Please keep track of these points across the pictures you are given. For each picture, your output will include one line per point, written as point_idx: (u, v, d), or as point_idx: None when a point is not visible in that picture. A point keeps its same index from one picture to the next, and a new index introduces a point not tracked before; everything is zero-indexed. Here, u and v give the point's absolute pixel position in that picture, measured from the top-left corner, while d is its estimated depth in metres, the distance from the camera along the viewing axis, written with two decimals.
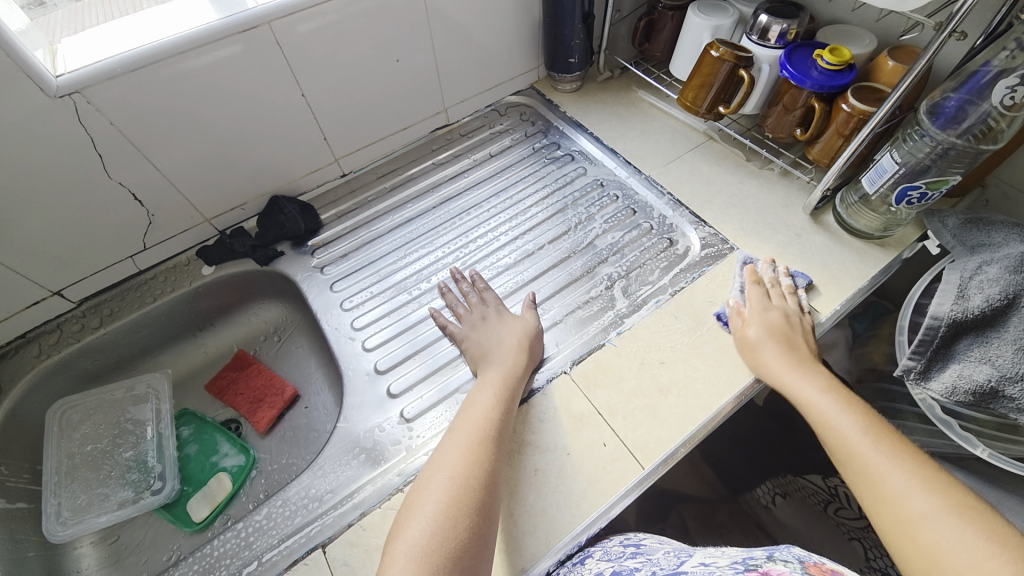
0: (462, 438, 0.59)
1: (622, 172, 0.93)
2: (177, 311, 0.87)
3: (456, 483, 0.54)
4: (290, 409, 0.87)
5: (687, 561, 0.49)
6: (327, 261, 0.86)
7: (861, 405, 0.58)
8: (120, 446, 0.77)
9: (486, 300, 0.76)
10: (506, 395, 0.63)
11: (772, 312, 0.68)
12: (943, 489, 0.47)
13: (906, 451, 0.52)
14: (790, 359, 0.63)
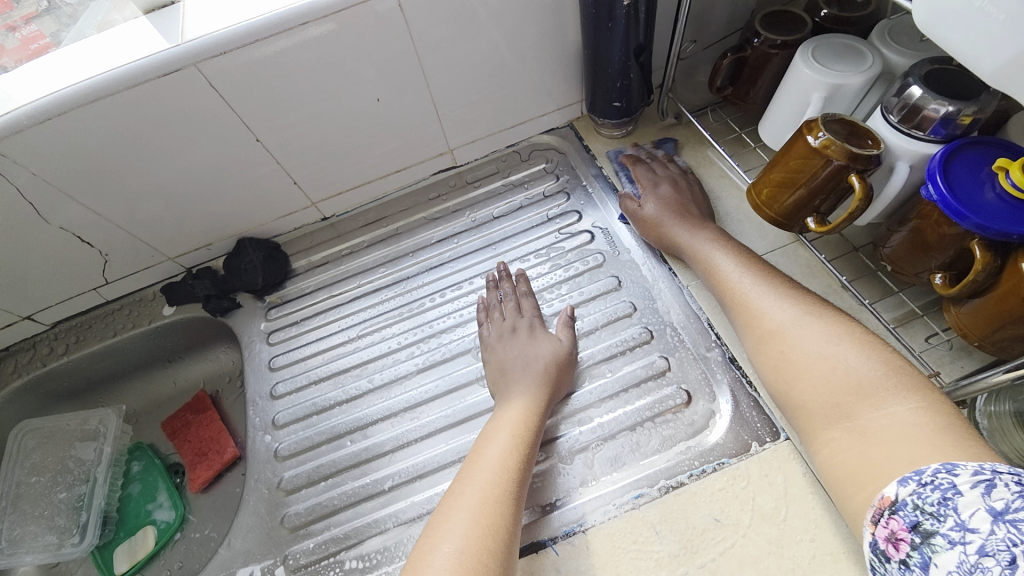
0: (474, 488, 0.49)
1: (650, 271, 0.69)
2: (141, 345, 0.83)
3: (468, 560, 0.43)
4: (229, 471, 0.81)
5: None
6: (278, 325, 0.76)
7: (774, 273, 0.57)
8: (58, 484, 0.76)
9: (522, 310, 0.68)
10: (526, 437, 0.55)
11: (663, 187, 0.69)
12: (872, 344, 0.46)
13: (829, 312, 0.50)
14: (682, 220, 0.65)
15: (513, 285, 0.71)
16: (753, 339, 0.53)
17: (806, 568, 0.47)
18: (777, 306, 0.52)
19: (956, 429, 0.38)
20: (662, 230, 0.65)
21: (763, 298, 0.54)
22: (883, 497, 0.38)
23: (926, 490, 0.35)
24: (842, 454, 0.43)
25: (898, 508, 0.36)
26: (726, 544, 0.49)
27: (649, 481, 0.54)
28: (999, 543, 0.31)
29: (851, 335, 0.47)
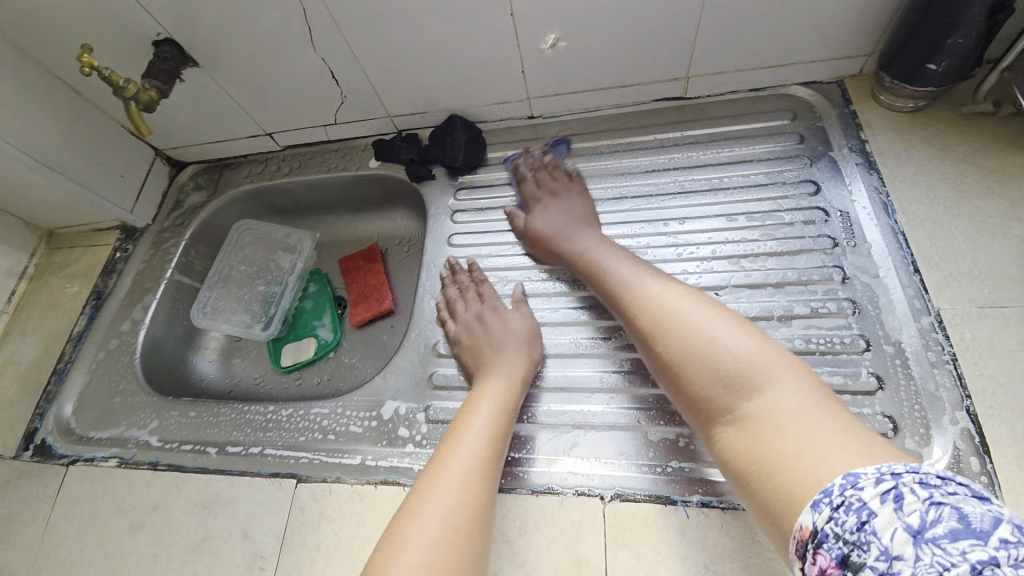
0: (457, 464, 0.50)
1: (889, 277, 0.58)
2: (342, 188, 0.93)
3: (447, 529, 0.44)
4: (381, 319, 0.90)
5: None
6: (464, 207, 0.79)
7: (658, 270, 0.59)
8: (260, 278, 0.91)
9: (482, 296, 0.68)
10: (505, 416, 0.55)
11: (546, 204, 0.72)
12: (760, 333, 0.48)
13: (719, 305, 0.52)
14: (587, 244, 0.66)
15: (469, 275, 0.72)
16: (641, 337, 0.54)
17: None
18: (685, 298, 0.52)
19: (823, 398, 0.42)
20: (551, 241, 0.69)
21: (658, 292, 0.55)
22: (803, 527, 0.36)
23: (840, 513, 0.34)
24: (732, 448, 0.44)
25: (822, 540, 0.34)
26: None
27: None
28: (926, 567, 0.30)
29: (735, 325, 0.49)
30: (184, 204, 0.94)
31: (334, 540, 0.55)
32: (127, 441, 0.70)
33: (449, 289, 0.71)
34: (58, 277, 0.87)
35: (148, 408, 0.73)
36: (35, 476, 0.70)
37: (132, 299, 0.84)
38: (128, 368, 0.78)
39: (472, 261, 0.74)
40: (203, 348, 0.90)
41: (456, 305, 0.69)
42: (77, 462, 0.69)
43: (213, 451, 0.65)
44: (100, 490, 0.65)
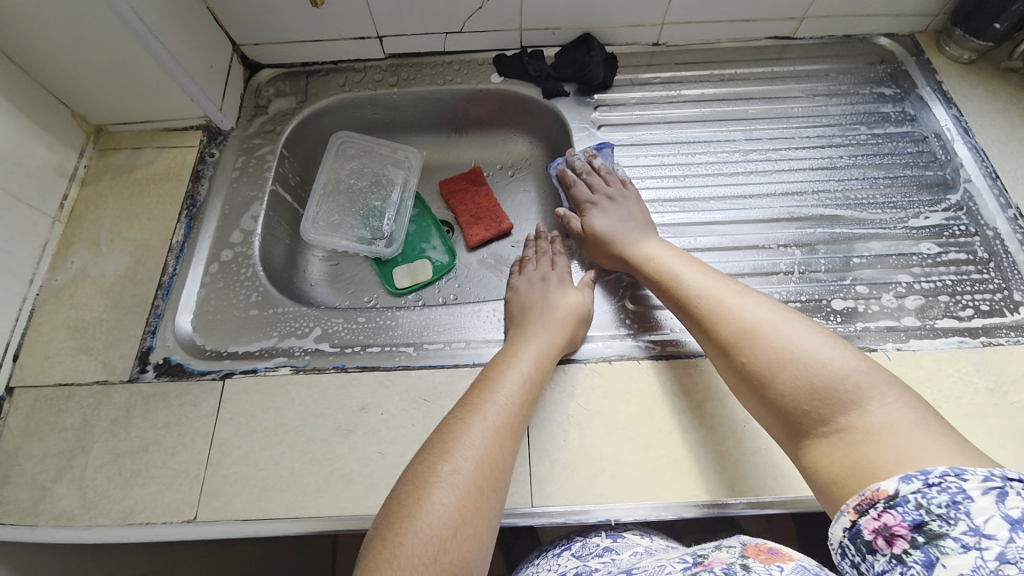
0: (483, 419, 0.52)
1: (980, 183, 0.74)
2: (452, 104, 0.89)
3: (478, 475, 0.48)
4: (499, 240, 0.90)
5: (642, 561, 0.48)
6: (606, 121, 0.82)
7: (729, 280, 0.60)
8: (371, 194, 0.84)
9: (554, 264, 0.72)
10: (537, 378, 0.57)
11: (570, 252, 0.74)
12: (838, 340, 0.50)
13: (809, 321, 0.53)
14: (672, 256, 0.64)
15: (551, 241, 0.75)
16: (720, 347, 0.54)
17: None
18: (785, 322, 0.52)
19: (936, 425, 0.42)
20: (615, 241, 0.68)
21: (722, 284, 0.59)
22: (879, 489, 0.39)
23: (932, 491, 0.36)
24: (827, 459, 0.44)
25: (897, 503, 0.37)
26: None
27: (967, 334, 0.63)
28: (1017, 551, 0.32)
29: (823, 334, 0.50)
30: (269, 109, 0.83)
31: (582, 411, 0.58)
32: (291, 351, 0.63)
33: (524, 249, 0.74)
34: (130, 182, 0.73)
35: (301, 317, 0.66)
36: (178, 396, 0.59)
37: (234, 209, 0.74)
38: (254, 278, 0.69)
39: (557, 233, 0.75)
40: (306, 271, 0.82)
41: (529, 266, 0.72)
42: (235, 376, 0.60)
43: (409, 350, 0.62)
44: (280, 399, 0.59)
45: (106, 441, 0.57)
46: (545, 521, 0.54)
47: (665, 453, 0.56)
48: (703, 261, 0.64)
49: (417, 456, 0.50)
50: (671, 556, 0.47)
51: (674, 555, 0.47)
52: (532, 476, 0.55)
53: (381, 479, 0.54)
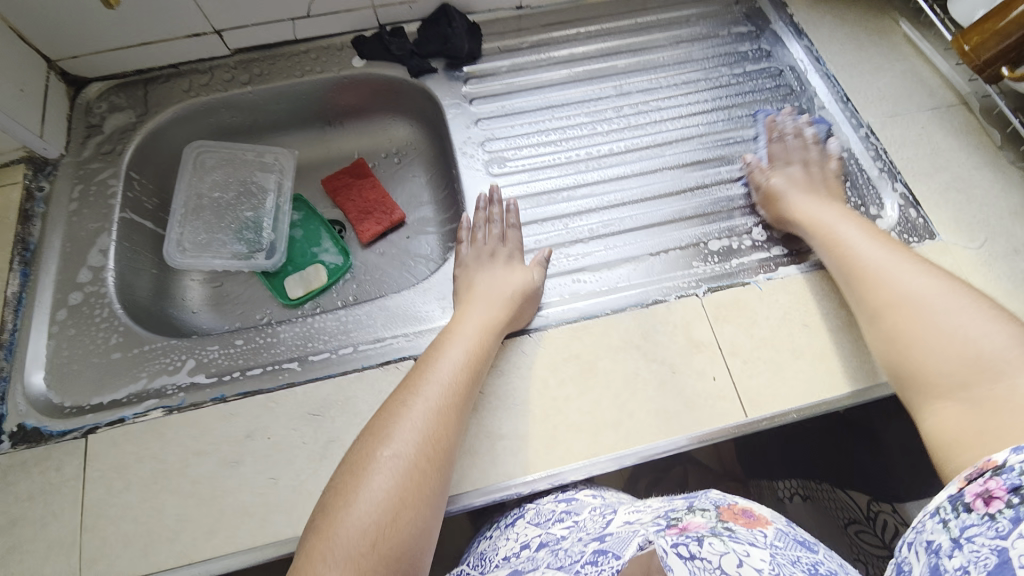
0: (424, 401, 0.52)
1: (833, 109, 0.78)
2: (318, 95, 0.84)
3: (411, 462, 0.48)
4: (394, 232, 0.86)
5: (610, 521, 0.50)
6: (477, 94, 0.79)
7: (956, 278, 0.56)
8: (241, 204, 0.78)
9: (504, 238, 0.67)
10: (479, 356, 0.56)
11: (793, 170, 0.70)
12: (953, 289, 0.54)
13: (969, 289, 0.53)
14: (813, 200, 0.67)
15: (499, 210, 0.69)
16: (867, 313, 0.57)
17: None
18: (912, 275, 0.55)
19: None
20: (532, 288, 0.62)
21: (853, 233, 0.61)
22: (989, 461, 0.39)
23: None
24: (952, 426, 0.47)
25: (1004, 472, 0.37)
26: None
27: None
28: None
29: (977, 306, 0.51)
30: (104, 128, 0.74)
31: (479, 395, 0.57)
32: (163, 390, 0.58)
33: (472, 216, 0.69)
34: None
35: (171, 351, 0.61)
36: (35, 464, 0.53)
37: (78, 246, 0.67)
38: (112, 318, 0.63)
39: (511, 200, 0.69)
40: (183, 298, 0.76)
41: (479, 234, 0.68)
42: (99, 429, 0.55)
43: (293, 365, 0.59)
44: (155, 445, 0.54)
45: None
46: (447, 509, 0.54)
47: (563, 420, 0.57)
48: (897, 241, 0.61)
49: (355, 444, 0.50)
50: (639, 517, 0.49)
51: (642, 515, 0.49)
52: None
53: (276, 505, 0.52)
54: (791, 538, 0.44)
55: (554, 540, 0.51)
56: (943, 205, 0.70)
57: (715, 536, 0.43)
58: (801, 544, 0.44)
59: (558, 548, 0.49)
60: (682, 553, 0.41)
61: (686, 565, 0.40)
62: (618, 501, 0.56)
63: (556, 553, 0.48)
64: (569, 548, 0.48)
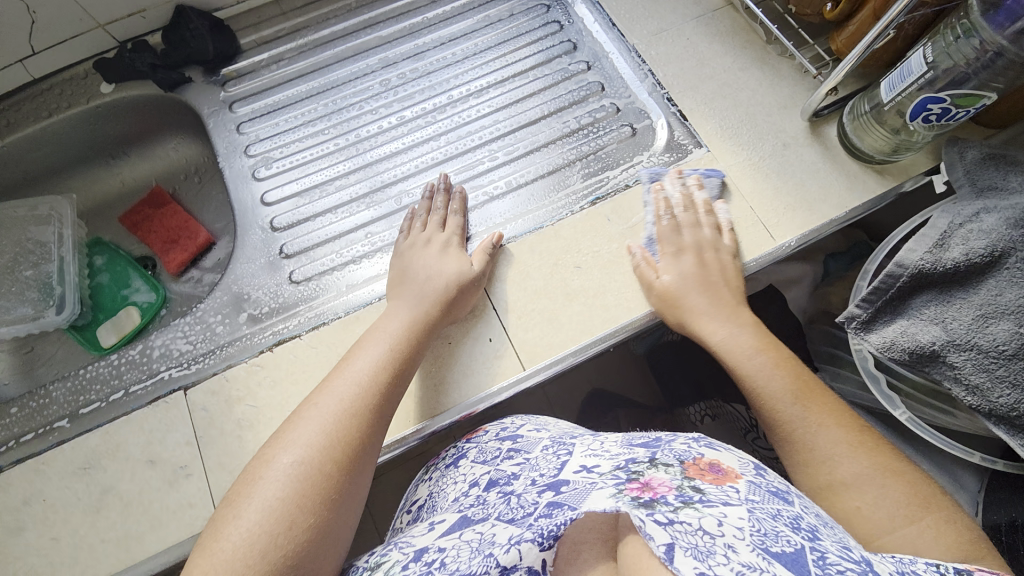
0: (334, 398, 0.49)
1: (604, 35, 0.75)
2: (80, 131, 0.78)
3: (310, 468, 0.44)
4: (205, 254, 0.83)
5: (567, 464, 0.50)
6: (238, 96, 0.75)
7: (828, 396, 0.52)
8: (20, 264, 0.74)
9: (445, 225, 0.65)
10: (403, 355, 0.54)
11: (685, 261, 0.60)
12: (868, 446, 0.48)
13: (860, 426, 0.50)
14: (719, 310, 0.57)
15: (444, 199, 0.67)
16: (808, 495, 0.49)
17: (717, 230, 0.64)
18: (813, 429, 0.49)
19: (967, 531, 0.43)
20: (683, 309, 0.57)
21: (758, 371, 0.53)
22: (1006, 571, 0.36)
23: None
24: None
25: None
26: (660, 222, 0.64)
27: (605, 188, 0.67)
28: None
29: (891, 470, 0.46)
30: None
31: (253, 411, 0.56)
32: None
33: (421, 208, 0.65)
34: None
35: None
36: None
37: None
38: None
39: (456, 186, 0.68)
40: None
41: (417, 223, 0.65)
42: None
43: (65, 423, 0.57)
44: None
45: None
46: None
47: None
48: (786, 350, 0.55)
49: (266, 444, 0.47)
50: (598, 464, 0.48)
51: (602, 463, 0.48)
52: (212, 494, 0.53)
53: (60, 564, 0.52)
54: (765, 491, 0.41)
55: (504, 480, 0.52)
56: (712, 115, 0.70)
57: (688, 504, 0.40)
58: (776, 496, 0.41)
59: (511, 493, 0.49)
60: (661, 521, 0.38)
61: (667, 534, 0.37)
62: (566, 433, 0.57)
63: (509, 500, 0.48)
64: (522, 495, 0.47)
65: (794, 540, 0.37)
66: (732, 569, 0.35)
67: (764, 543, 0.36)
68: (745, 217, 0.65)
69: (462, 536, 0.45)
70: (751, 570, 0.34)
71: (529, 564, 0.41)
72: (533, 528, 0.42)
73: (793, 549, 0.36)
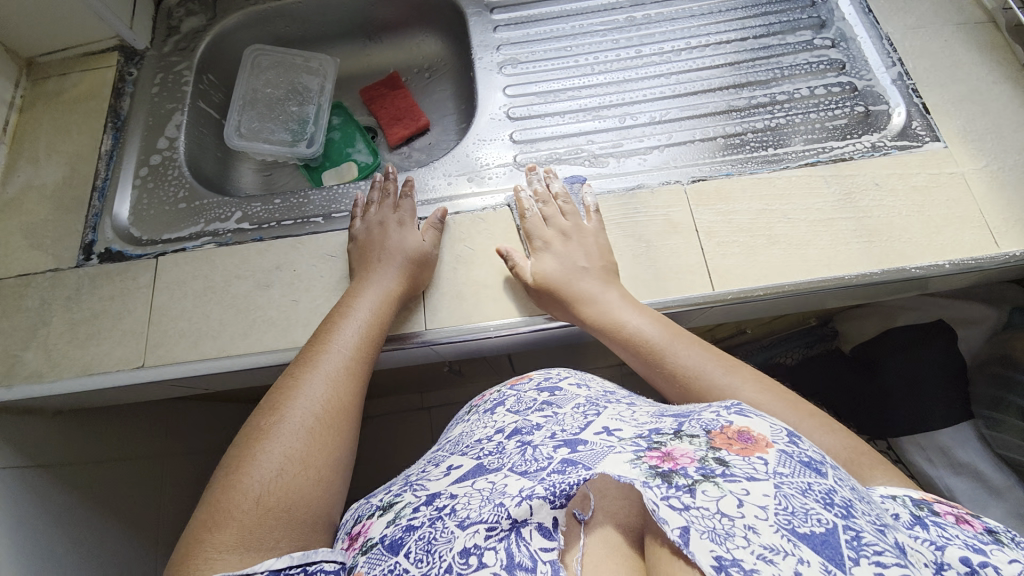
0: (321, 373, 0.54)
1: (854, 20, 0.77)
2: (358, 8, 0.92)
3: (310, 430, 0.50)
4: (419, 137, 0.95)
5: (590, 424, 0.46)
6: (499, 3, 0.85)
7: (714, 346, 0.55)
8: (290, 100, 0.90)
9: (397, 208, 0.68)
10: (373, 331, 0.59)
11: (592, 223, 0.65)
12: (799, 405, 0.48)
13: (774, 384, 0.50)
14: (627, 297, 0.60)
15: (393, 190, 0.70)
16: None
17: (936, 221, 0.64)
18: (766, 397, 0.48)
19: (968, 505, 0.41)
20: (568, 292, 0.61)
21: (620, 306, 0.59)
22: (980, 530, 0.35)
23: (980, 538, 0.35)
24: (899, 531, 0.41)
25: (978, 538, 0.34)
26: (879, 198, 0.65)
27: (827, 153, 0.69)
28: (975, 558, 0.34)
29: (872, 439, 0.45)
30: (182, 29, 0.86)
31: (470, 252, 0.66)
32: (217, 231, 0.70)
33: (370, 193, 0.70)
34: (53, 104, 0.79)
35: (223, 205, 0.73)
36: (117, 274, 0.67)
37: (158, 120, 0.80)
38: (180, 178, 0.76)
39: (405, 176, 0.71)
40: (241, 179, 0.89)
41: (373, 209, 0.67)
42: (167, 253, 0.68)
43: (318, 219, 0.70)
44: (208, 266, 0.66)
45: (60, 315, 0.66)
46: (437, 341, 0.63)
47: None
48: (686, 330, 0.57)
49: (253, 414, 0.52)
50: (620, 429, 0.44)
51: (625, 428, 0.44)
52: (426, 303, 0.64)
53: (298, 319, 0.63)
54: (799, 462, 0.38)
55: (527, 431, 0.47)
56: (955, 115, 0.69)
57: (709, 478, 0.37)
58: (810, 467, 0.38)
59: (528, 443, 0.45)
60: (675, 505, 0.36)
61: (682, 519, 0.35)
62: (605, 395, 0.52)
63: (524, 452, 0.44)
64: (537, 448, 0.44)
65: (826, 519, 0.34)
66: (754, 553, 0.33)
67: (792, 522, 0.34)
68: (969, 218, 0.64)
69: (474, 484, 0.43)
70: (775, 554, 0.32)
71: (540, 521, 0.38)
72: (545, 482, 0.39)
73: (825, 528, 0.33)
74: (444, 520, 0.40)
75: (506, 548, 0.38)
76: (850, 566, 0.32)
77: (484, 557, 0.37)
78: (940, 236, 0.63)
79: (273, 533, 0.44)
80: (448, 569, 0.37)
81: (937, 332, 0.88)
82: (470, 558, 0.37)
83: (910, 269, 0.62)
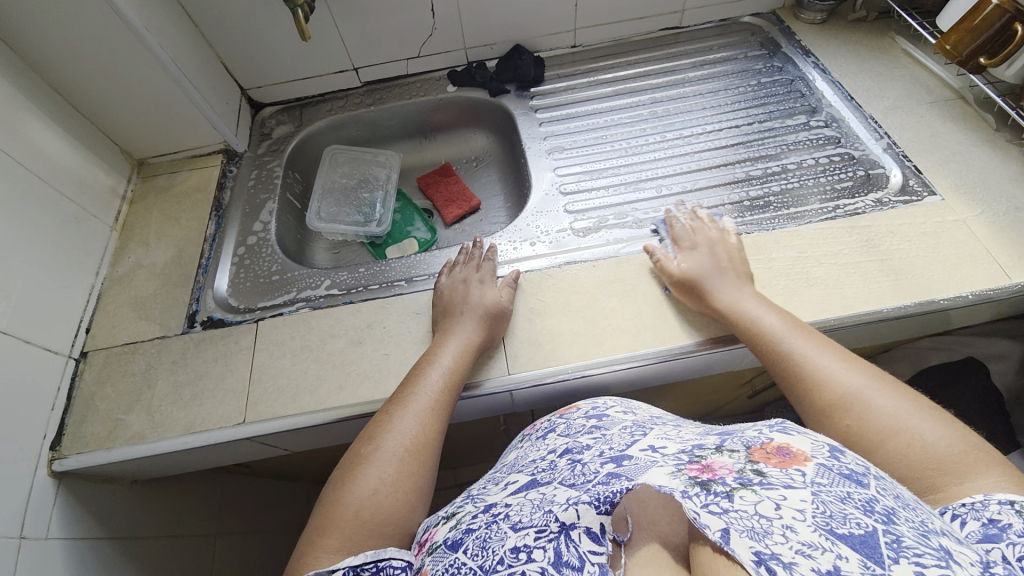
0: (414, 408, 0.58)
1: (840, 105, 0.93)
2: (418, 114, 1.09)
3: (405, 455, 0.53)
4: (471, 216, 1.07)
5: (637, 442, 0.46)
6: (541, 106, 1.02)
7: (825, 337, 0.60)
8: (361, 188, 1.05)
9: (480, 268, 0.76)
10: (458, 373, 0.63)
11: (699, 252, 0.72)
12: (881, 378, 0.53)
13: (883, 374, 0.54)
14: (732, 282, 0.68)
15: (472, 253, 0.79)
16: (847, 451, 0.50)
17: (952, 259, 0.72)
18: (846, 372, 0.54)
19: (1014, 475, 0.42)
20: (703, 283, 0.68)
21: (753, 310, 0.64)
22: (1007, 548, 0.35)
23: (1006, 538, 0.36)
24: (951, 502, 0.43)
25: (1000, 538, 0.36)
26: (897, 243, 0.75)
27: (842, 209, 0.80)
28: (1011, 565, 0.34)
29: (931, 414, 0.49)
30: (273, 135, 1.03)
31: (542, 304, 0.73)
32: (309, 297, 0.78)
33: (455, 256, 0.79)
34: (163, 196, 0.91)
35: (310, 276, 0.81)
36: (220, 338, 0.74)
37: (253, 208, 0.92)
38: (273, 255, 0.86)
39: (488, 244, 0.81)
40: (315, 257, 0.99)
41: (457, 269, 0.76)
42: (266, 317, 0.75)
43: (402, 283, 0.78)
44: (305, 328, 0.73)
45: (164, 378, 0.71)
46: (519, 385, 0.68)
47: (611, 324, 0.71)
48: (788, 311, 0.65)
49: (355, 442, 0.56)
50: (665, 445, 0.45)
51: (669, 445, 0.45)
52: (506, 352, 0.70)
53: (389, 371, 0.68)
54: (837, 473, 0.37)
55: (577, 450, 0.48)
56: (945, 174, 0.81)
57: (746, 486, 0.37)
58: (850, 479, 0.37)
59: (577, 460, 0.46)
60: (715, 510, 0.35)
61: (722, 520, 0.35)
62: (651, 418, 0.52)
63: (574, 467, 0.46)
64: (585, 463, 0.45)
65: (865, 522, 0.33)
66: (792, 549, 0.32)
67: (829, 524, 0.33)
68: (980, 255, 0.72)
69: (526, 495, 0.44)
70: (813, 549, 0.32)
71: (588, 526, 0.39)
72: (590, 491, 0.40)
73: (865, 530, 0.33)
74: (500, 522, 0.42)
75: (555, 547, 0.38)
76: (890, 564, 0.31)
77: (532, 553, 0.38)
78: (960, 272, 0.71)
79: (370, 542, 0.46)
80: (501, 562, 0.38)
81: (971, 368, 0.92)
82: (521, 554, 0.38)
83: (941, 301, 0.69)
